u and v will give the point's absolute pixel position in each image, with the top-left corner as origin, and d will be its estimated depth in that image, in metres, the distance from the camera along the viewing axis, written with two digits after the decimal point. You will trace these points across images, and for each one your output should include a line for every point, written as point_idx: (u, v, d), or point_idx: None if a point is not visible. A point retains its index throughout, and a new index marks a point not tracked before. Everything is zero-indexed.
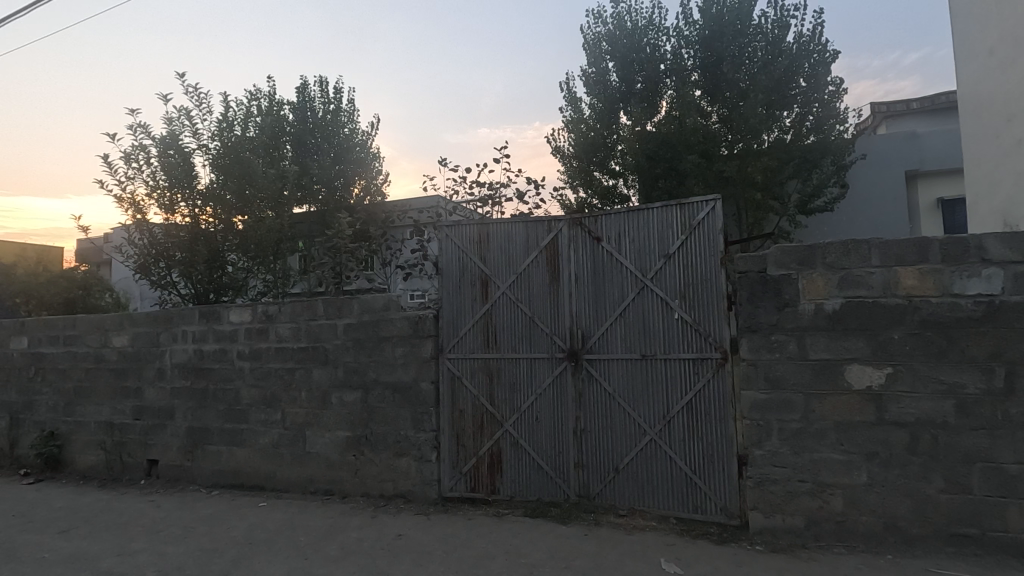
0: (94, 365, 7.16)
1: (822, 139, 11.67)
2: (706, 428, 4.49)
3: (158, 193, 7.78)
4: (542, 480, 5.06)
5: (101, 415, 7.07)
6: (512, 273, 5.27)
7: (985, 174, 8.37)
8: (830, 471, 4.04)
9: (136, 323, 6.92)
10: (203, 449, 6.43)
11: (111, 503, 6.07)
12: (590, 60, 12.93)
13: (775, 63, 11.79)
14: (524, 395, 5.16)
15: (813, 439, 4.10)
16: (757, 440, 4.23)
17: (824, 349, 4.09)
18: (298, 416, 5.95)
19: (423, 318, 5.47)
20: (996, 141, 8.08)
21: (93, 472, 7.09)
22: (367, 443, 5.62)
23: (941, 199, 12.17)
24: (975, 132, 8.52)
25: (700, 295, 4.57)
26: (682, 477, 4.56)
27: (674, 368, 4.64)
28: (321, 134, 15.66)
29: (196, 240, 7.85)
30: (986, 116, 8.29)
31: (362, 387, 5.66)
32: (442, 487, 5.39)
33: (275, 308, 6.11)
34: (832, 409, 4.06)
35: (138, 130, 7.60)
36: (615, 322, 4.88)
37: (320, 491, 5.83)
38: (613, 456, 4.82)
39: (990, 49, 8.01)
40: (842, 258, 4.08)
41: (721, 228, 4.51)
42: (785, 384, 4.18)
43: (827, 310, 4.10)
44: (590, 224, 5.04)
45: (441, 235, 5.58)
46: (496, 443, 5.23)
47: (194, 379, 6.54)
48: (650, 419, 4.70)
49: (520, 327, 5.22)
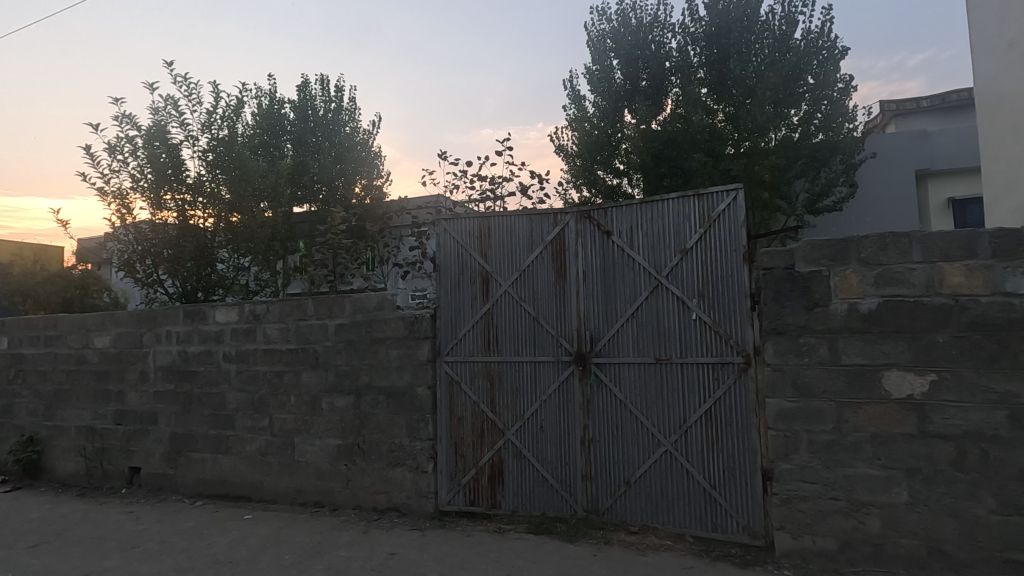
0: (75, 367, 6.81)
1: (831, 137, 11.27)
2: (728, 440, 4.12)
3: (144, 189, 7.37)
4: (547, 494, 4.68)
5: (82, 420, 6.71)
6: (515, 271, 4.90)
7: (1003, 172, 7.96)
8: (866, 488, 3.66)
9: (119, 324, 6.57)
10: (187, 457, 6.07)
11: (88, 514, 5.71)
12: (594, 57, 12.55)
13: (783, 60, 11.42)
14: (527, 402, 4.79)
15: (846, 453, 3.72)
16: (784, 453, 3.86)
17: (858, 353, 3.72)
18: (286, 422, 5.58)
19: (420, 317, 5.09)
20: (1016, 138, 7.65)
21: (73, 479, 6.72)
22: (359, 453, 5.25)
23: (953, 199, 11.62)
24: (995, 129, 8.10)
25: (720, 293, 4.20)
26: (701, 492, 4.18)
27: (692, 373, 4.26)
28: (323, 133, 14.88)
29: (184, 237, 7.46)
30: (1005, 113, 7.85)
31: (354, 393, 5.29)
32: (439, 500, 5.01)
33: (262, 308, 5.74)
34: (868, 420, 3.68)
35: (123, 121, 7.24)
36: (626, 323, 4.51)
37: (310, 503, 5.46)
38: (623, 468, 4.44)
39: (1010, 43, 7.58)
40: (879, 253, 3.70)
41: (744, 221, 4.13)
42: (815, 392, 3.80)
43: (863, 310, 3.72)
44: (600, 217, 4.66)
45: (438, 230, 5.21)
46: (497, 453, 4.85)
47: (178, 383, 6.18)
48: (665, 429, 4.32)
49: (524, 328, 4.85)
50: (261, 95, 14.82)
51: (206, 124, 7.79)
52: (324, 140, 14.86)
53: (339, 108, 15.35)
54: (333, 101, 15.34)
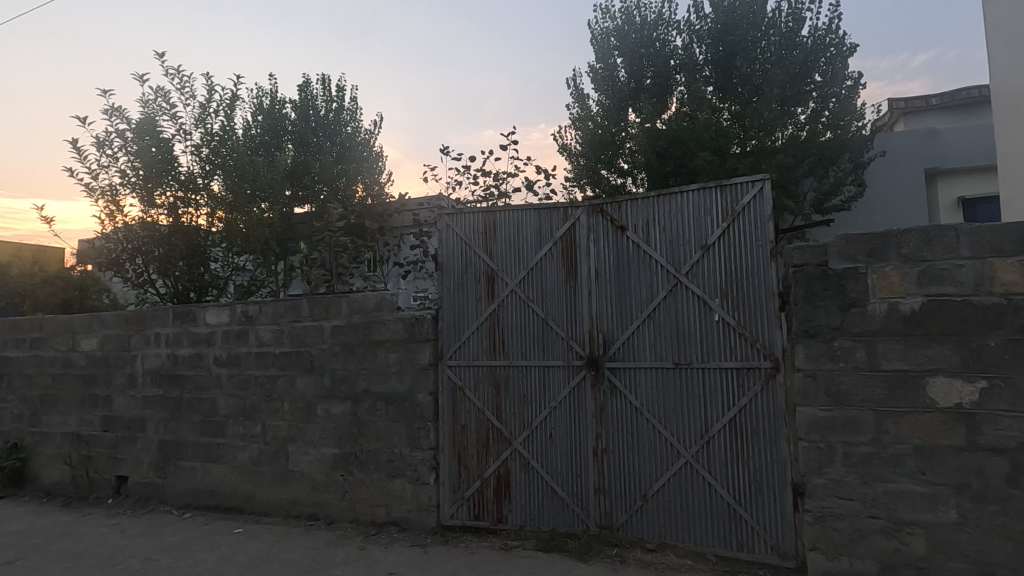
0: (61, 370, 6.50)
1: (840, 135, 10.90)
2: (754, 452, 3.81)
3: (133, 185, 7.06)
4: (557, 508, 4.37)
5: (68, 426, 6.41)
6: (522, 269, 4.59)
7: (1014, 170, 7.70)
8: (909, 506, 3.34)
9: (107, 326, 6.27)
10: (176, 465, 5.76)
11: (70, 526, 5.41)
12: (598, 56, 12.26)
13: (790, 57, 11.12)
14: (535, 410, 4.48)
15: (887, 467, 3.40)
16: (817, 467, 3.54)
17: (899, 358, 3.40)
18: (279, 430, 5.27)
19: (421, 319, 4.78)
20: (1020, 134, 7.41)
21: (59, 488, 6.41)
22: (357, 463, 4.94)
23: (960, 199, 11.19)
24: (1006, 127, 7.83)
25: (745, 293, 3.89)
26: (725, 508, 3.87)
27: (714, 379, 3.95)
28: (324, 133, 14.55)
29: (175, 235, 7.14)
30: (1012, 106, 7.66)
31: (352, 399, 4.98)
32: (441, 514, 4.69)
33: (254, 309, 5.45)
34: (911, 431, 3.36)
35: (113, 114, 6.94)
36: (642, 324, 4.20)
37: (304, 516, 5.15)
38: (640, 481, 4.13)
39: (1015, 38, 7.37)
40: (922, 249, 3.39)
41: (772, 214, 3.82)
42: (851, 400, 3.49)
43: (904, 311, 3.40)
44: (613, 211, 4.35)
45: (440, 226, 4.90)
46: (504, 464, 4.54)
47: (166, 388, 5.87)
48: (684, 439, 4.01)
49: (531, 330, 4.54)
50: (260, 95, 14.52)
51: (198, 119, 7.49)
52: (327, 141, 14.51)
53: (340, 108, 15.04)
54: (334, 101, 15.03)
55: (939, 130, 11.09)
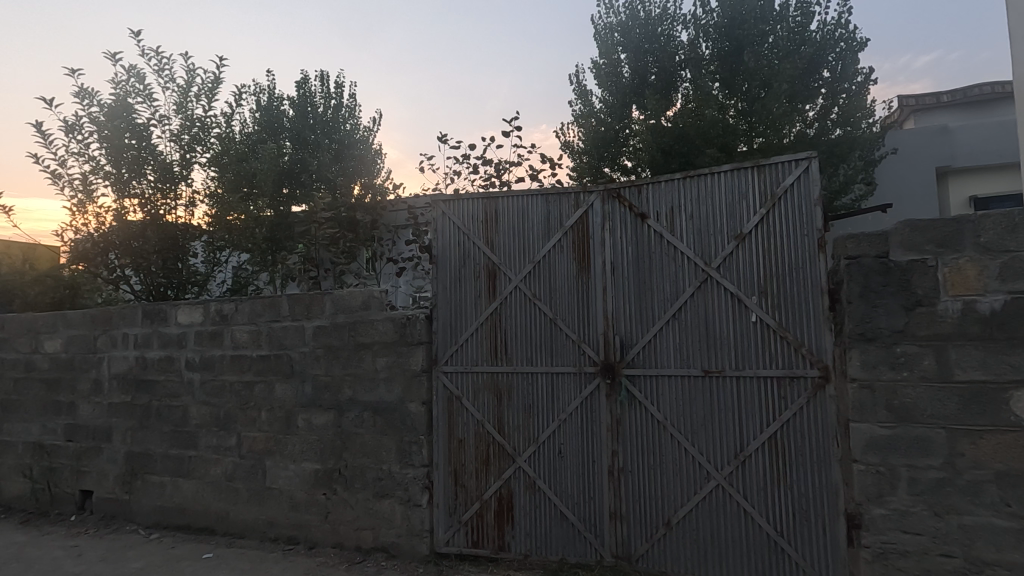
0: (23, 375, 5.94)
1: (850, 132, 10.28)
2: (798, 476, 3.29)
3: (104, 174, 6.50)
4: (566, 536, 3.83)
5: (30, 435, 5.85)
6: (527, 263, 4.05)
7: None
8: (990, 543, 2.81)
9: (71, 326, 5.72)
10: (144, 480, 5.22)
11: (24, 548, 4.87)
12: (600, 51, 11.76)
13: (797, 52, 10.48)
14: (542, 422, 3.94)
15: (962, 496, 2.86)
16: (877, 494, 3.00)
17: (977, 367, 2.85)
18: (256, 443, 4.73)
19: (413, 319, 4.24)
20: None
21: (20, 503, 5.86)
22: (340, 480, 4.40)
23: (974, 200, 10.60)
24: None
25: (789, 290, 3.36)
26: (763, 539, 3.35)
27: (751, 389, 3.43)
28: (322, 130, 13.95)
29: (149, 228, 6.53)
30: None
31: (335, 408, 4.45)
32: (436, 540, 4.16)
33: (230, 308, 4.90)
34: (991, 454, 2.82)
35: (83, 97, 6.41)
36: (665, 326, 3.66)
37: (282, 539, 4.60)
38: (663, 506, 3.59)
39: None
40: (1005, 237, 2.85)
41: (819, 198, 3.29)
42: (917, 415, 2.95)
43: (982, 311, 2.87)
44: (632, 197, 3.82)
45: (436, 215, 4.36)
46: (506, 484, 4.01)
47: (135, 394, 5.34)
48: (716, 458, 3.48)
49: (538, 332, 4.00)
50: (256, 90, 13.99)
51: (177, 104, 6.95)
52: (325, 139, 13.89)
53: (339, 105, 14.44)
54: (333, 97, 14.46)
55: (950, 128, 10.47)
